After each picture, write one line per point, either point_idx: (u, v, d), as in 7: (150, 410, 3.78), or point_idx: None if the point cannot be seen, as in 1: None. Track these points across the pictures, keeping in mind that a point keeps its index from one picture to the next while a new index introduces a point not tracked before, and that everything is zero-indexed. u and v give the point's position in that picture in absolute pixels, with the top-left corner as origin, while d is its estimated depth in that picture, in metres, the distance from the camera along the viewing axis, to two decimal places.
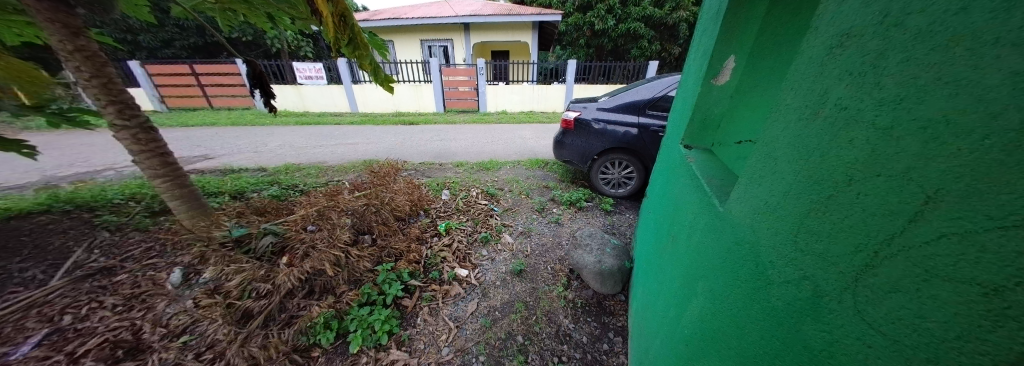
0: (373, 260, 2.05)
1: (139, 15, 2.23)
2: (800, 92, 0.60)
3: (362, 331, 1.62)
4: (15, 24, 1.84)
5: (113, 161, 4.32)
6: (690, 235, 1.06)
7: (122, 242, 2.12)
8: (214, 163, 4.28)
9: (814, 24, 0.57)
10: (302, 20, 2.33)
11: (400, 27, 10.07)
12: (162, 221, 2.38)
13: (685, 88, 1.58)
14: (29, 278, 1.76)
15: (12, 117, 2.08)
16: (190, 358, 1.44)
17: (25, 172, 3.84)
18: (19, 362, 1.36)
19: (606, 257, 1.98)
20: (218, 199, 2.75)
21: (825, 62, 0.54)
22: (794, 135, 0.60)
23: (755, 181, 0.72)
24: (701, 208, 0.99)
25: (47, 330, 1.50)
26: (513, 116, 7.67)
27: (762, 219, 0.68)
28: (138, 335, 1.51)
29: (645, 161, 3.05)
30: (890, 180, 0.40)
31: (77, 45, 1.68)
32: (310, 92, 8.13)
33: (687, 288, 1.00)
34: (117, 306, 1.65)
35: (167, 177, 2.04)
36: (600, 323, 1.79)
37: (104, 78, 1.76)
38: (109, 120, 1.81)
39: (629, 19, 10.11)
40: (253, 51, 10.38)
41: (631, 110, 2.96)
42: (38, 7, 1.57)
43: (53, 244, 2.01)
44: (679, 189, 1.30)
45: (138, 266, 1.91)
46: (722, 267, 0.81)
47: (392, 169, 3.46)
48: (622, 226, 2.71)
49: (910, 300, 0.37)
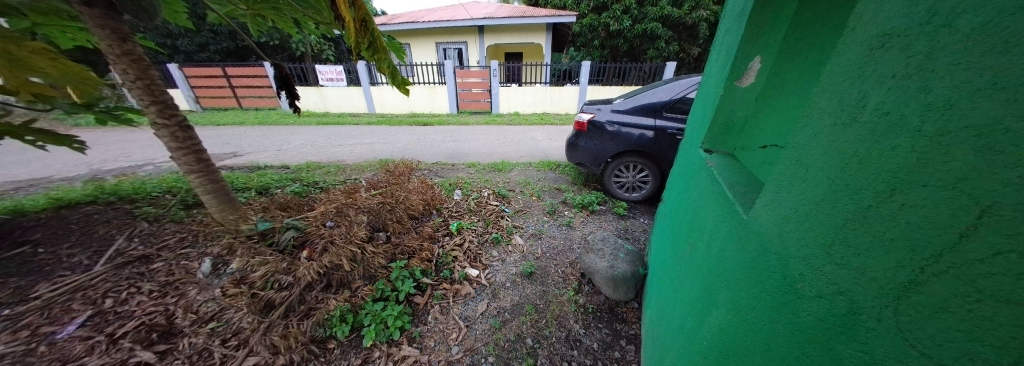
0: (387, 257, 2.09)
1: (180, 22, 2.40)
2: (834, 96, 0.57)
3: (376, 326, 1.66)
4: (69, 30, 2.05)
5: (152, 157, 4.68)
6: (710, 243, 1.03)
7: (159, 232, 2.28)
8: (242, 160, 4.53)
9: (852, 23, 0.54)
10: (327, 24, 2.44)
11: (417, 29, 10.33)
12: (195, 214, 2.55)
13: (705, 90, 1.54)
14: (77, 263, 1.93)
15: (63, 114, 2.22)
16: (217, 343, 1.53)
17: (76, 165, 4.22)
18: (65, 341, 1.48)
19: (619, 262, 1.94)
20: (246, 194, 2.91)
21: (863, 64, 0.51)
22: (828, 141, 0.57)
23: (783, 188, 0.69)
24: (722, 215, 0.97)
25: (90, 312, 1.63)
26: (525, 117, 7.70)
27: (791, 229, 0.65)
28: (170, 320, 1.63)
29: (661, 165, 2.96)
30: (938, 192, 0.37)
31: (124, 50, 1.82)
32: (331, 93, 8.49)
33: (706, 298, 0.98)
34: (153, 291, 1.78)
35: (201, 172, 2.18)
36: (612, 330, 1.75)
37: (147, 80, 1.90)
38: (151, 118, 1.96)
39: (646, 20, 9.94)
40: (279, 54, 10.98)
41: (648, 113, 2.89)
42: (91, 14, 1.71)
43: (99, 232, 2.20)
44: (697, 195, 1.27)
45: (172, 255, 2.05)
46: (745, 277, 0.79)
47: (407, 168, 3.56)
48: (636, 231, 2.64)
49: (961, 322, 0.34)
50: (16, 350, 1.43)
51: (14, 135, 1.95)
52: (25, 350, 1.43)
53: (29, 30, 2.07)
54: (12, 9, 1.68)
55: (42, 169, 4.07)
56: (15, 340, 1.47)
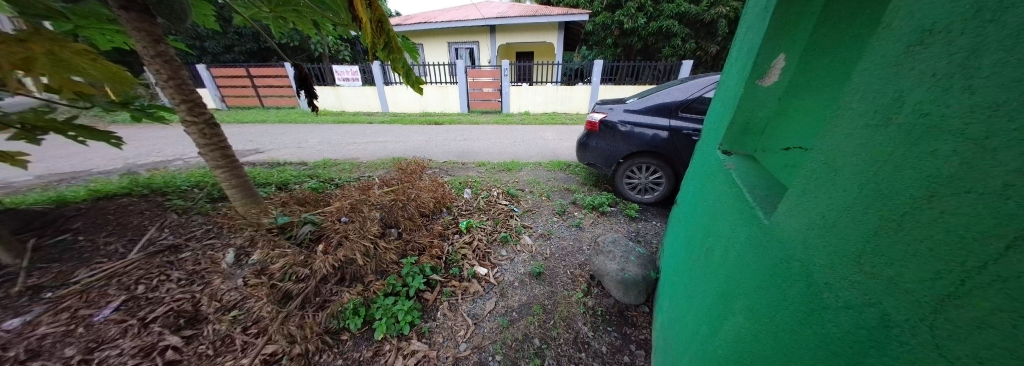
0: (399, 253, 2.14)
1: (208, 23, 2.51)
2: (867, 96, 0.54)
3: (387, 320, 1.70)
4: (108, 33, 2.19)
5: (181, 153, 4.97)
6: (727, 248, 1.00)
7: (187, 223, 2.42)
8: (263, 157, 4.74)
9: (887, 19, 0.51)
10: (344, 26, 2.52)
11: (430, 29, 10.49)
12: (219, 207, 2.69)
13: (724, 90, 1.49)
14: (113, 251, 2.07)
15: (101, 112, 2.35)
16: (239, 331, 1.61)
17: (114, 160, 4.54)
18: (101, 323, 1.59)
19: (630, 265, 1.92)
20: (267, 189, 3.05)
21: (900, 62, 0.48)
22: (859, 143, 0.54)
23: (808, 192, 0.66)
24: (741, 220, 0.94)
25: (124, 297, 1.74)
26: (536, 117, 7.68)
27: (815, 235, 0.62)
28: (196, 306, 1.72)
29: (676, 166, 2.89)
30: (980, 198, 0.34)
31: (157, 51, 1.92)
32: (346, 92, 8.75)
33: (722, 305, 0.95)
34: (181, 279, 1.89)
35: (226, 168, 2.29)
36: (622, 333, 1.72)
37: (178, 80, 2.01)
38: (182, 116, 2.08)
39: (662, 17, 9.70)
40: (299, 55, 11.41)
41: (662, 113, 2.82)
42: (128, 17, 1.80)
43: (133, 222, 2.35)
44: (714, 197, 1.23)
45: (198, 246, 2.18)
46: (765, 284, 0.76)
47: (418, 166, 3.62)
48: (648, 234, 2.59)
49: (1005, 340, 0.31)
50: (57, 330, 1.54)
51: (58, 131, 2.06)
52: (65, 331, 1.54)
53: (73, 32, 2.23)
54: (53, 12, 1.74)
55: (84, 163, 4.40)
56: (58, 321, 1.59)
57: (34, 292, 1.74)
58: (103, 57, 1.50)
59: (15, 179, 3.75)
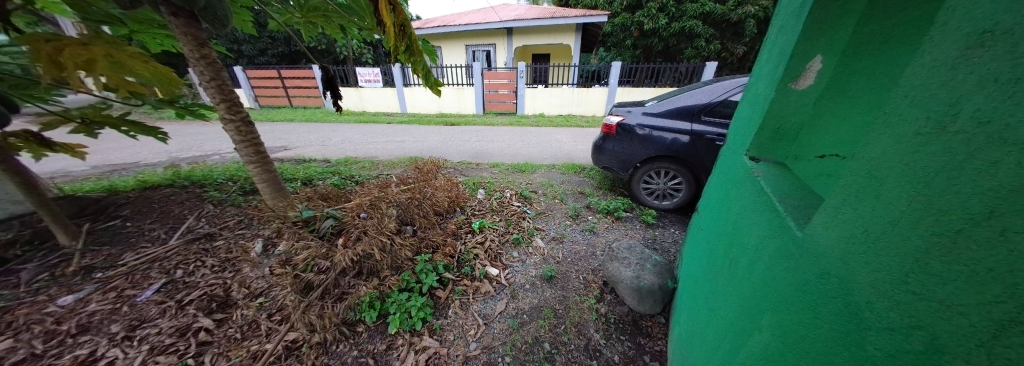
0: (413, 250, 2.18)
1: (245, 28, 2.68)
2: (917, 101, 0.49)
3: (400, 315, 1.74)
4: (159, 37, 2.38)
5: (218, 148, 5.36)
6: (753, 260, 0.95)
7: (222, 214, 2.61)
8: (291, 153, 5.03)
9: (943, 17, 0.47)
10: (369, 30, 2.62)
11: (448, 32, 10.73)
12: (250, 200, 2.89)
13: (753, 93, 1.42)
14: (156, 237, 2.26)
15: (150, 109, 2.57)
16: (264, 317, 1.71)
17: (160, 154, 4.98)
18: (144, 302, 1.75)
19: (646, 273, 1.86)
20: (293, 184, 3.23)
21: (955, 65, 0.44)
22: (909, 151, 0.49)
23: (847, 203, 0.62)
24: (770, 231, 0.89)
25: (164, 280, 1.90)
26: (551, 119, 7.65)
27: (857, 250, 0.57)
28: (227, 292, 1.85)
29: (697, 172, 2.77)
30: None
31: (202, 54, 2.07)
32: (368, 93, 9.13)
33: (747, 320, 0.90)
34: (214, 266, 2.04)
35: (258, 163, 2.44)
36: (635, 343, 1.66)
37: (219, 81, 2.17)
38: (221, 114, 2.24)
39: (685, 17, 9.40)
40: (326, 58, 12.04)
41: (684, 116, 2.72)
42: (177, 23, 1.92)
43: (175, 212, 2.57)
44: (739, 206, 1.18)
45: (231, 235, 2.34)
46: (795, 300, 0.72)
47: (434, 166, 3.71)
48: (666, 242, 2.49)
49: None
50: (105, 308, 1.69)
51: (112, 126, 2.26)
52: (112, 308, 1.70)
53: (129, 36, 2.45)
54: (112, 18, 1.95)
55: (134, 156, 4.84)
56: (106, 299, 1.75)
57: (88, 272, 1.93)
58: (153, 60, 1.62)
59: (76, 169, 4.19)
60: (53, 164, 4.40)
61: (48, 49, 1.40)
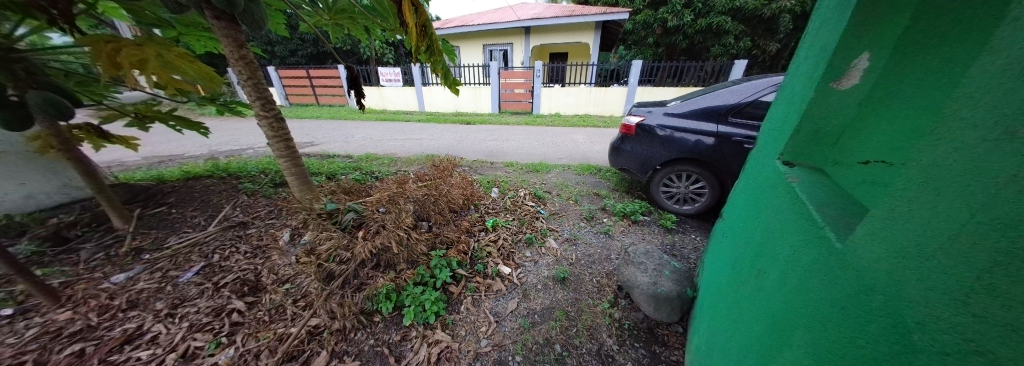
0: (428, 245, 2.22)
1: (279, 30, 2.85)
2: (983, 103, 0.44)
3: (415, 308, 1.79)
4: (202, 39, 2.57)
5: (251, 143, 5.75)
6: (785, 271, 0.89)
7: (254, 204, 2.80)
8: (317, 149, 5.31)
9: (1011, 11, 0.42)
10: (391, 30, 2.70)
11: (467, 32, 10.86)
12: (280, 191, 3.08)
13: (788, 94, 1.33)
14: (197, 223, 2.48)
15: (195, 106, 2.79)
16: (290, 302, 1.83)
17: (201, 147, 5.41)
18: (185, 283, 1.92)
19: (663, 280, 1.79)
20: (319, 178, 3.41)
21: (1021, 63, 0.39)
22: (975, 159, 0.44)
23: (897, 215, 0.57)
24: (806, 242, 0.83)
25: (202, 263, 2.07)
26: (567, 119, 7.55)
27: (913, 266, 0.52)
28: (257, 277, 2.00)
29: (722, 175, 2.63)
30: None
31: (240, 54, 2.22)
32: (389, 93, 9.45)
33: (777, 335, 0.84)
34: (247, 252, 2.19)
35: (287, 157, 2.59)
36: (650, 351, 1.61)
37: (255, 80, 2.32)
38: (257, 111, 2.39)
39: (712, 13, 8.95)
40: (350, 58, 12.59)
41: (709, 117, 2.59)
42: (219, 26, 2.07)
43: (214, 201, 2.79)
44: (770, 214, 1.11)
45: (262, 224, 2.51)
46: (833, 317, 0.66)
47: (449, 163, 3.77)
48: (686, 248, 2.39)
49: None
50: (152, 286, 1.87)
51: (160, 121, 2.47)
52: (158, 287, 1.87)
53: (177, 39, 2.67)
54: (163, 22, 2.14)
55: (179, 149, 5.29)
56: (152, 278, 1.93)
57: (137, 253, 2.14)
58: (198, 60, 1.77)
59: (130, 160, 4.63)
60: (110, 154, 4.89)
61: (108, 50, 1.53)
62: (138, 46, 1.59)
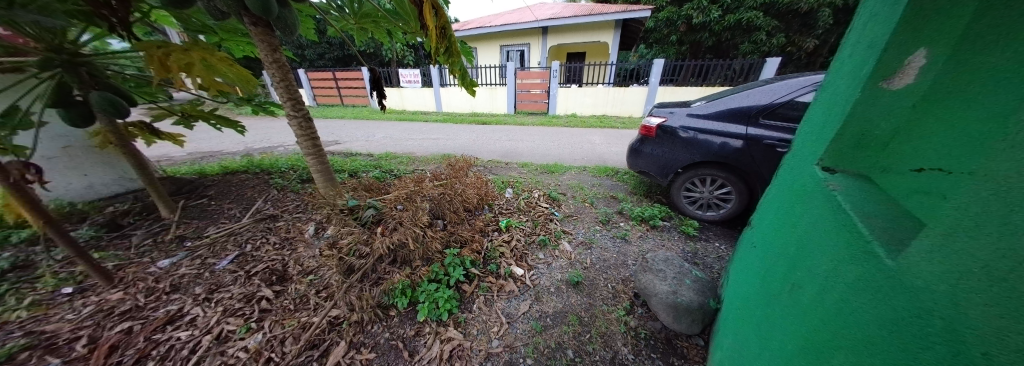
0: (443, 243, 2.25)
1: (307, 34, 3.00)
2: None
3: (428, 304, 1.82)
4: (241, 43, 2.78)
5: (282, 141, 6.13)
6: (825, 287, 0.81)
7: (283, 198, 2.97)
8: (340, 147, 5.56)
9: None
10: (412, 33, 2.76)
11: (485, 33, 10.99)
12: (306, 187, 3.25)
13: (829, 94, 1.22)
14: (233, 215, 2.67)
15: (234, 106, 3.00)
16: (312, 292, 1.92)
17: (238, 144, 5.84)
18: (221, 270, 2.07)
19: (683, 289, 1.70)
20: (342, 175, 3.57)
21: None
22: None
23: (962, 232, 0.50)
24: (849, 256, 0.75)
25: (236, 253, 2.22)
26: (583, 120, 7.41)
27: (977, 286, 0.46)
28: (284, 267, 2.12)
29: (750, 180, 2.47)
30: None
31: (274, 58, 2.35)
32: (409, 93, 9.74)
33: (814, 356, 0.77)
34: (276, 243, 2.34)
35: (313, 155, 2.72)
36: (667, 363, 1.54)
37: (286, 82, 2.46)
38: (288, 111, 2.54)
39: (742, 8, 8.47)
40: (373, 60, 13.14)
41: (738, 119, 2.44)
42: (256, 31, 2.20)
43: (248, 194, 3.00)
44: (807, 223, 1.02)
45: (290, 217, 2.66)
46: (881, 340, 0.60)
47: (465, 163, 3.81)
48: (709, 256, 2.26)
49: None
50: (192, 272, 2.04)
51: (203, 119, 2.68)
52: (197, 273, 2.03)
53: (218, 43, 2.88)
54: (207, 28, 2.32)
55: (219, 146, 5.74)
56: (193, 264, 2.10)
57: (181, 240, 2.34)
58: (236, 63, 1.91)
59: (177, 155, 5.09)
60: (162, 150, 5.41)
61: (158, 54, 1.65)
62: (185, 51, 1.73)
